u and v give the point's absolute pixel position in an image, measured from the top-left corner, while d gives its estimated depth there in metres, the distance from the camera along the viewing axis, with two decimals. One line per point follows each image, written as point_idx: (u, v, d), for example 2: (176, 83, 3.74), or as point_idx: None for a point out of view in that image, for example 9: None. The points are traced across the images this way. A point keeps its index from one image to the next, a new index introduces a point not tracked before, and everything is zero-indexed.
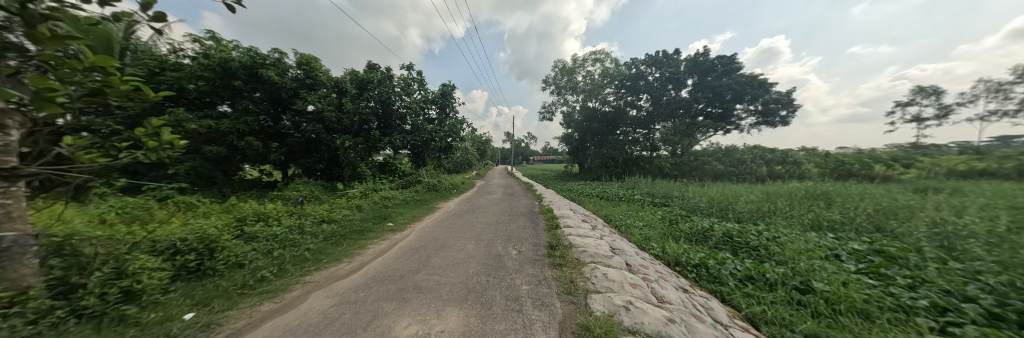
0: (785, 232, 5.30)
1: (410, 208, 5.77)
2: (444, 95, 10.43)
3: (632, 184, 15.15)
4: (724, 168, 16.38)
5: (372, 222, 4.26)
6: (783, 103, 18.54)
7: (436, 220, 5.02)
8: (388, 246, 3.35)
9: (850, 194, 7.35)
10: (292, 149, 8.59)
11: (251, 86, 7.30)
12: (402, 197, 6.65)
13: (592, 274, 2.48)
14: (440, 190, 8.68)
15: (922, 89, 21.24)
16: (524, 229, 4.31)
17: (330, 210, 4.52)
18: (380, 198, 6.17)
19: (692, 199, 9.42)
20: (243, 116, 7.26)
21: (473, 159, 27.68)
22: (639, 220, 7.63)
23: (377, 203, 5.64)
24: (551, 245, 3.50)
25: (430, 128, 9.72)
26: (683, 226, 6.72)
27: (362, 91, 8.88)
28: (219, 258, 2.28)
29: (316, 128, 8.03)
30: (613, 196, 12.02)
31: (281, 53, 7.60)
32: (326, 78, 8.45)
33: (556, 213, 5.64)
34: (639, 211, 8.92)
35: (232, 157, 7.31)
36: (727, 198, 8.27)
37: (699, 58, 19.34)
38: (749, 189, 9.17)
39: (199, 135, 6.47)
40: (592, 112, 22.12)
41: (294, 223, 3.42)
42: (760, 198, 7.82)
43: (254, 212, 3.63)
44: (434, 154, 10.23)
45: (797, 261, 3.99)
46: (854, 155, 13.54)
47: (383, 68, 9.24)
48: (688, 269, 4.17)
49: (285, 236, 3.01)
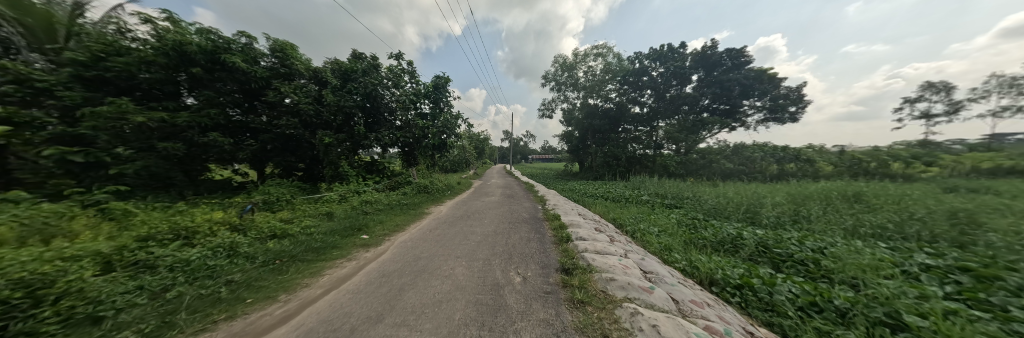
0: (831, 242, 4.56)
1: (394, 214, 4.96)
2: (437, 87, 9.59)
3: (638, 184, 14.47)
4: (732, 166, 15.76)
5: (340, 235, 3.43)
6: (792, 99, 17.86)
7: (423, 229, 4.20)
8: (349, 272, 2.52)
9: (888, 196, 6.61)
10: (268, 147, 7.77)
11: (215, 75, 6.43)
12: (387, 201, 5.82)
13: (635, 325, 1.67)
14: (433, 192, 7.86)
15: (931, 85, 20.63)
16: (527, 243, 3.54)
17: (291, 220, 3.65)
18: (361, 202, 5.38)
19: (708, 200, 8.68)
20: (206, 108, 6.40)
21: (470, 158, 26.90)
22: (654, 225, 6.88)
23: (355, 209, 4.84)
24: (565, 268, 2.71)
25: (422, 123, 8.88)
26: (705, 233, 5.99)
27: (345, 82, 8.01)
28: (48, 313, 1.37)
29: (291, 123, 7.14)
30: (620, 197, 11.29)
31: (249, 37, 6.71)
32: (303, 68, 7.61)
33: (564, 220, 4.84)
34: (651, 214, 8.24)
35: (195, 155, 6.47)
36: (749, 201, 7.52)
37: (706, 51, 18.49)
38: (769, 189, 8.47)
39: (150, 130, 5.59)
40: (593, 109, 21.39)
41: (226, 241, 2.56)
42: (787, 200, 7.06)
43: (176, 226, 2.76)
44: (428, 152, 9.39)
45: (864, 281, 3.21)
46: (870, 152, 12.91)
47: (369, 57, 8.34)
48: (729, 291, 3.40)
49: (202, 263, 2.16)
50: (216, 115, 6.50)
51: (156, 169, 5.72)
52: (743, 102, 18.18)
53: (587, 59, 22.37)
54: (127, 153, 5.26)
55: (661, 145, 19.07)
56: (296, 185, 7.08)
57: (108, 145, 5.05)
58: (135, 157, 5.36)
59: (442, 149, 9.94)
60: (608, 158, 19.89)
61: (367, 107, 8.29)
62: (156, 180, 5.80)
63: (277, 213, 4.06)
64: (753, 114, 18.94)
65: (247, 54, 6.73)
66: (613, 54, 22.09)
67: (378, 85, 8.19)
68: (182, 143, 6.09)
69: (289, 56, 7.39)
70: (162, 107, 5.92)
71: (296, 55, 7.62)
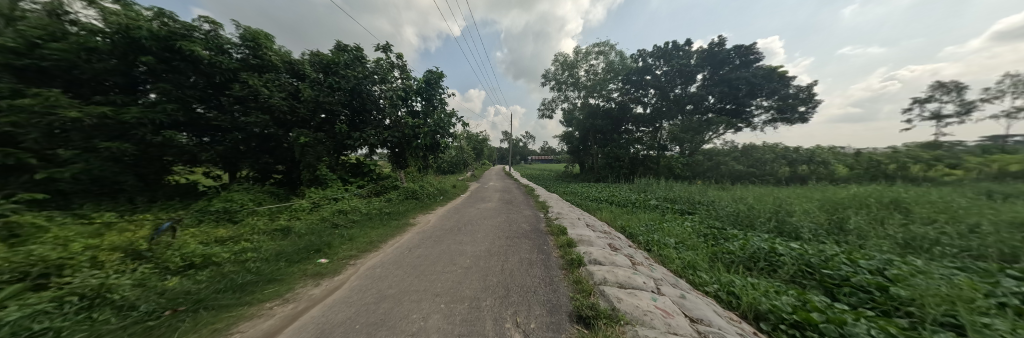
0: (891, 265, 3.81)
1: (371, 227, 4.18)
2: (429, 83, 8.84)
3: (643, 186, 13.83)
4: (741, 168, 15.08)
5: (288, 260, 2.63)
6: (802, 98, 17.17)
7: (401, 248, 3.44)
8: (276, 326, 1.72)
9: (932, 203, 5.90)
10: (240, 147, 7.08)
11: (173, 65, 5.59)
12: (367, 209, 5.05)
13: None
14: (423, 198, 7.09)
15: (942, 86, 20.01)
16: (529, 271, 2.78)
17: (228, 241, 2.83)
18: (335, 211, 4.60)
19: (724, 206, 7.96)
20: (162, 103, 5.57)
21: (468, 159, 26.23)
22: (669, 236, 6.15)
23: (323, 222, 4.04)
24: (586, 317, 1.92)
25: (412, 122, 8.12)
26: (730, 247, 5.29)
27: (327, 76, 7.22)
28: None
29: (260, 120, 6.18)
30: (626, 202, 10.60)
31: (213, 23, 5.92)
32: (279, 59, 6.85)
33: (571, 235, 4.09)
34: (662, 221, 7.58)
35: (150, 155, 5.68)
36: (772, 208, 6.80)
37: (713, 48, 17.78)
38: (791, 194, 7.77)
39: (92, 128, 4.76)
40: (595, 109, 20.71)
41: (96, 281, 1.72)
42: (816, 208, 6.35)
43: (34, 256, 1.90)
44: (419, 153, 8.61)
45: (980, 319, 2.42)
46: (887, 153, 12.26)
47: (353, 48, 7.51)
48: (786, 332, 2.56)
49: (23, 325, 1.33)
50: (175, 111, 5.68)
51: (99, 173, 4.90)
52: (751, 102, 17.49)
53: (589, 58, 21.74)
54: (62, 154, 4.43)
55: (665, 146, 18.28)
56: (267, 190, 6.31)
57: (37, 145, 4.17)
58: (70, 159, 4.51)
59: (435, 149, 9.19)
60: (610, 160, 19.32)
61: (353, 104, 7.52)
62: (99, 185, 4.99)
63: (218, 230, 3.24)
64: (760, 114, 18.30)
65: (211, 43, 5.91)
66: (616, 53, 21.44)
67: (362, 79, 7.40)
68: (132, 142, 5.26)
69: (263, 46, 6.62)
70: (107, 102, 5.01)
71: (271, 45, 6.85)
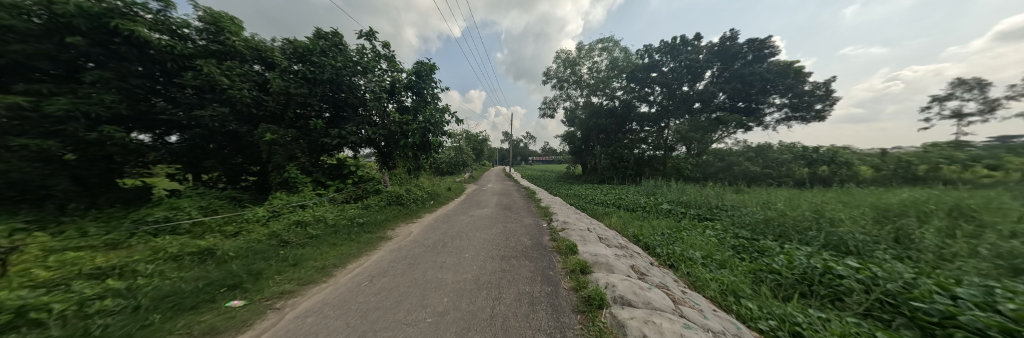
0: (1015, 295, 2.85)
1: (331, 245, 3.30)
2: (419, 76, 8.05)
3: (652, 189, 13.01)
4: (756, 169, 14.21)
5: (171, 307, 1.73)
6: (819, 95, 16.20)
7: (360, 276, 2.56)
8: None
9: (1008, 210, 4.96)
10: (205, 144, 6.52)
11: (112, 49, 4.74)
12: (336, 218, 4.18)
13: None
14: (409, 204, 6.20)
15: (963, 82, 18.98)
16: (534, 321, 1.90)
17: (100, 275, 1.94)
18: (293, 223, 3.75)
19: (751, 213, 7.07)
20: (101, 94, 4.66)
21: (468, 159, 25.57)
22: (693, 248, 5.29)
23: (269, 240, 3.17)
24: None
25: (400, 118, 7.31)
26: (771, 263, 4.43)
27: (301, 65, 6.38)
28: None
29: (219, 113, 5.30)
30: (635, 206, 9.78)
31: (165, 2, 5.14)
32: (246, 46, 6.05)
33: (583, 255, 3.23)
34: (680, 229, 6.76)
35: (96, 155, 4.81)
36: (810, 216, 5.90)
37: (724, 43, 16.88)
38: (826, 199, 6.89)
39: (14, 122, 3.81)
40: (599, 108, 19.91)
41: None
42: (863, 217, 5.47)
43: None
44: (409, 153, 7.76)
45: None
46: (919, 153, 11.24)
47: (331, 33, 6.67)
48: None
49: None
50: (116, 102, 4.81)
51: (22, 175, 3.89)
52: (764, 99, 16.57)
53: (592, 54, 20.97)
54: None
55: (672, 146, 17.49)
56: (225, 196, 5.45)
57: None
58: None
59: (426, 149, 8.34)
60: (615, 161, 18.59)
61: (333, 98, 6.71)
62: (20, 190, 4.01)
63: (104, 258, 2.36)
64: (773, 112, 17.36)
65: (162, 24, 5.11)
66: (619, 49, 20.65)
67: (342, 69, 6.57)
68: (65, 143, 4.32)
69: (225, 30, 5.83)
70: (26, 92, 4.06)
71: (236, 31, 6.07)
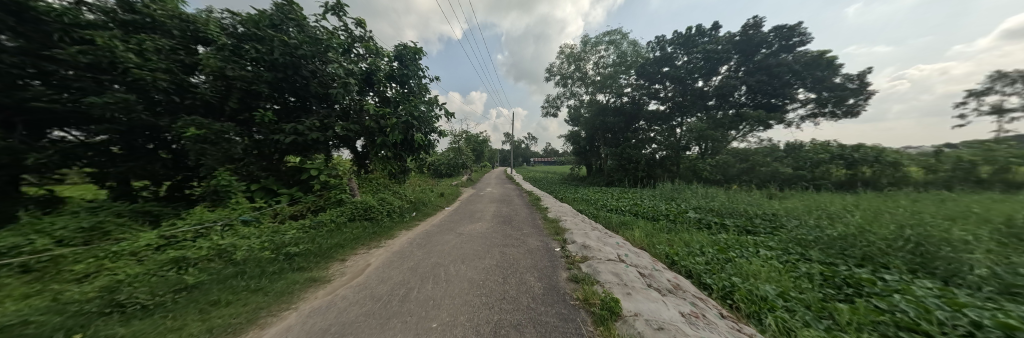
0: None
1: (204, 307, 1.91)
2: (402, 61, 6.78)
3: (670, 193, 11.58)
4: (787, 170, 12.71)
5: None
6: (853, 88, 14.68)
7: None
8: None
9: None
10: (135, 145, 5.13)
11: None
12: (252, 250, 2.83)
13: None
14: (381, 218, 4.89)
15: (1003, 76, 17.48)
16: None
17: None
18: (168, 262, 2.40)
19: (813, 228, 5.65)
20: None
21: (468, 161, 24.23)
22: (759, 280, 3.88)
23: (86, 304, 1.79)
24: None
25: (376, 110, 5.88)
26: (890, 311, 2.97)
27: (248, 43, 5.13)
28: None
29: (118, 100, 3.99)
30: (656, 214, 8.38)
31: None
32: (169, 19, 4.82)
33: (637, 325, 1.81)
34: (723, 247, 5.37)
35: None
36: (908, 234, 4.47)
37: (747, 31, 15.55)
38: (913, 211, 5.43)
39: None
40: (606, 106, 18.56)
41: None
42: (994, 237, 4.01)
43: None
44: (389, 153, 6.38)
45: None
46: (984, 151, 9.77)
47: (287, 3, 5.39)
48: None
49: None
50: None
51: None
52: (791, 93, 15.07)
53: (597, 49, 19.66)
54: None
55: (685, 146, 15.83)
56: (134, 211, 4.23)
57: None
58: None
59: (412, 148, 6.90)
60: (624, 161, 17.24)
61: (289, 86, 5.44)
62: None
63: None
64: (799, 108, 15.89)
65: None
66: (627, 42, 19.34)
67: (300, 48, 5.28)
68: None
69: None
70: None
71: None
